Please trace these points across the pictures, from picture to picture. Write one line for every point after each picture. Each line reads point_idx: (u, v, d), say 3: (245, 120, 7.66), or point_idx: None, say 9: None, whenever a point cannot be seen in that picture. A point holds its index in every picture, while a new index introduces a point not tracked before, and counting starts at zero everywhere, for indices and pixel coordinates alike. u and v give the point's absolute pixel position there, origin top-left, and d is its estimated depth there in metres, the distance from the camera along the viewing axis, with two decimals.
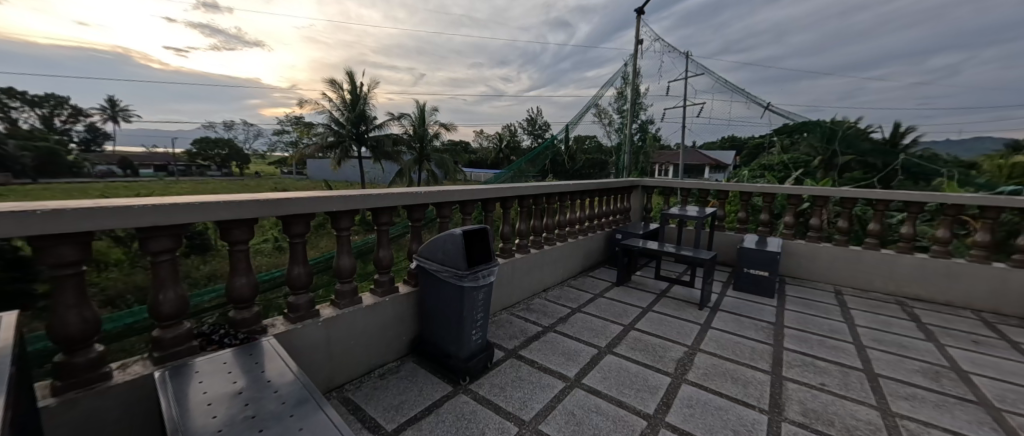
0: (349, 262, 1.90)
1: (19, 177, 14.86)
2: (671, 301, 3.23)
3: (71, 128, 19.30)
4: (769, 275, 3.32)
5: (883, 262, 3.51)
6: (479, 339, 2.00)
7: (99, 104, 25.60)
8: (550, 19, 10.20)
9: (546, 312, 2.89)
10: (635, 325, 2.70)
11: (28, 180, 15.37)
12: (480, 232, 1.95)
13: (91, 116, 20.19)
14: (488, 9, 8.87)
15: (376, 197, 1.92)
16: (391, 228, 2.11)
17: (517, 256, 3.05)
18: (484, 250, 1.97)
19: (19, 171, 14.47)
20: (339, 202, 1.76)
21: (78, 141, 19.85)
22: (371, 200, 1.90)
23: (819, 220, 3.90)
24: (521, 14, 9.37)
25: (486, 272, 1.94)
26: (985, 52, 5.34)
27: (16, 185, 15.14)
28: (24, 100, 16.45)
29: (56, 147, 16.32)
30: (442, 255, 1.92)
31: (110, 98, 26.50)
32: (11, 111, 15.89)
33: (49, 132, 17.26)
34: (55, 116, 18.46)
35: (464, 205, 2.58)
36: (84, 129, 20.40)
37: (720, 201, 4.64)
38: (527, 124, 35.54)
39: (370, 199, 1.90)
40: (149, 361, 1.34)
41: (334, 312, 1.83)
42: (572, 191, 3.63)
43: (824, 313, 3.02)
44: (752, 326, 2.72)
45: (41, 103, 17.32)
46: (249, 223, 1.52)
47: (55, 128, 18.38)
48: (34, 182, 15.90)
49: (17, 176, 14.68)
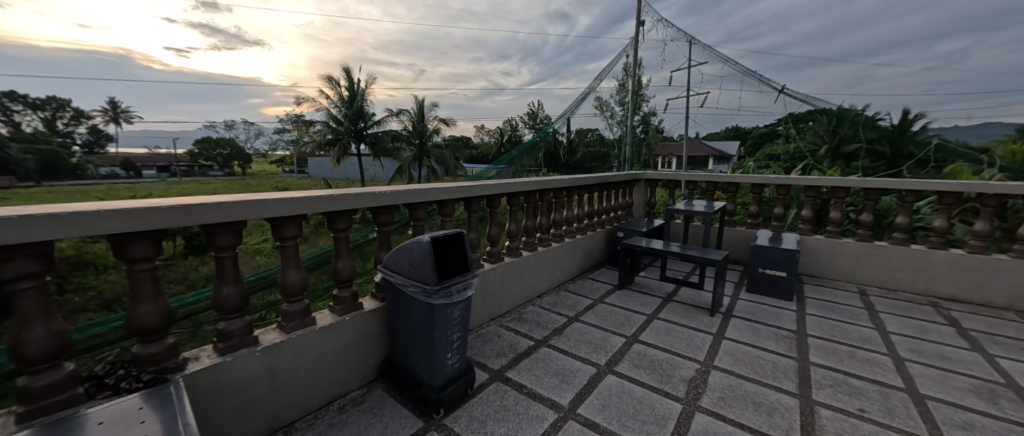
0: (298, 277, 1.60)
1: (21, 180, 14.86)
2: (678, 306, 2.92)
3: (74, 130, 19.27)
4: (785, 275, 3.02)
5: (912, 259, 3.18)
6: (456, 363, 1.71)
7: (101, 106, 25.61)
8: (550, 12, 9.85)
9: (539, 322, 2.59)
10: (639, 337, 2.40)
11: (31, 182, 15.44)
12: (453, 238, 1.67)
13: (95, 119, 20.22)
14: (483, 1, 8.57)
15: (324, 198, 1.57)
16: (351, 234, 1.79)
17: (507, 261, 2.75)
18: (460, 259, 1.68)
19: (23, 174, 14.55)
20: (277, 207, 1.44)
21: (81, 143, 19.91)
22: (316, 203, 1.57)
23: (839, 214, 3.56)
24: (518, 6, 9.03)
25: (461, 286, 1.64)
26: (999, 35, 5.09)
27: (20, 187, 15.23)
28: (25, 103, 16.48)
29: (59, 149, 16.32)
30: (408, 267, 1.61)
31: (110, 100, 26.41)
32: (14, 114, 15.90)
33: (52, 135, 17.28)
34: (58, 119, 18.50)
35: (443, 205, 2.27)
36: (86, 132, 20.41)
37: (732, 194, 4.27)
38: (529, 118, 34.34)
39: (314, 202, 1.56)
40: (14, 417, 1.05)
41: (277, 337, 1.53)
42: (568, 186, 3.30)
43: (850, 317, 2.71)
44: (771, 336, 2.41)
45: (43, 106, 17.33)
46: (154, 236, 1.21)
47: (58, 131, 18.36)
48: (38, 185, 15.98)
49: (21, 179, 14.77)
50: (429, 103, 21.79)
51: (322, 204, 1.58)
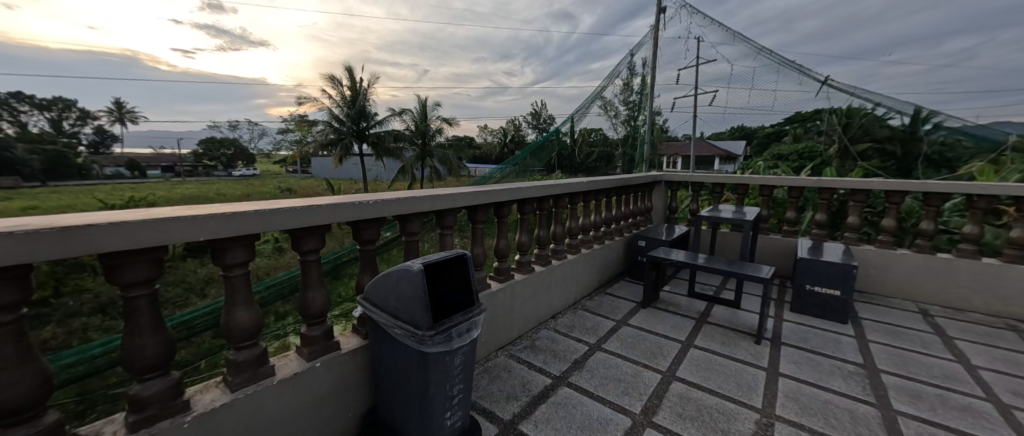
0: (248, 316, 1.20)
1: (27, 179, 14.87)
2: (714, 329, 2.53)
3: (79, 131, 18.85)
4: (841, 294, 2.61)
5: (986, 274, 2.76)
6: (456, 423, 1.33)
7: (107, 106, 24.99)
8: (555, 11, 9.50)
9: (556, 351, 2.21)
10: (677, 372, 2.02)
11: (37, 182, 15.30)
12: (452, 263, 1.28)
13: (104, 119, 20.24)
14: (488, 1, 8.29)
15: (281, 211, 1.17)
16: (323, 258, 1.38)
17: (517, 278, 2.35)
18: (461, 291, 1.29)
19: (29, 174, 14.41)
20: (211, 227, 1.04)
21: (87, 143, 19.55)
22: (272, 220, 1.16)
23: (893, 221, 3.17)
24: (524, 6, 8.72)
25: (463, 327, 1.25)
26: None
27: (25, 188, 15.08)
28: (33, 104, 16.00)
29: (65, 150, 16.51)
30: (394, 303, 1.22)
31: (115, 100, 25.45)
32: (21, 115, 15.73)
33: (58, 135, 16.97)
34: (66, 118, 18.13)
35: (441, 216, 1.87)
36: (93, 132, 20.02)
37: (765, 199, 3.77)
38: (532, 118, 33.21)
39: (270, 218, 1.15)
40: None
41: (217, 398, 1.13)
42: (585, 190, 2.90)
43: (922, 346, 2.31)
44: (837, 373, 2.02)
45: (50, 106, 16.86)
46: (11, 276, 0.82)
47: (65, 131, 18.01)
48: (43, 185, 15.84)
49: (26, 180, 14.62)
50: (431, 102, 21.49)
51: (280, 220, 1.18)
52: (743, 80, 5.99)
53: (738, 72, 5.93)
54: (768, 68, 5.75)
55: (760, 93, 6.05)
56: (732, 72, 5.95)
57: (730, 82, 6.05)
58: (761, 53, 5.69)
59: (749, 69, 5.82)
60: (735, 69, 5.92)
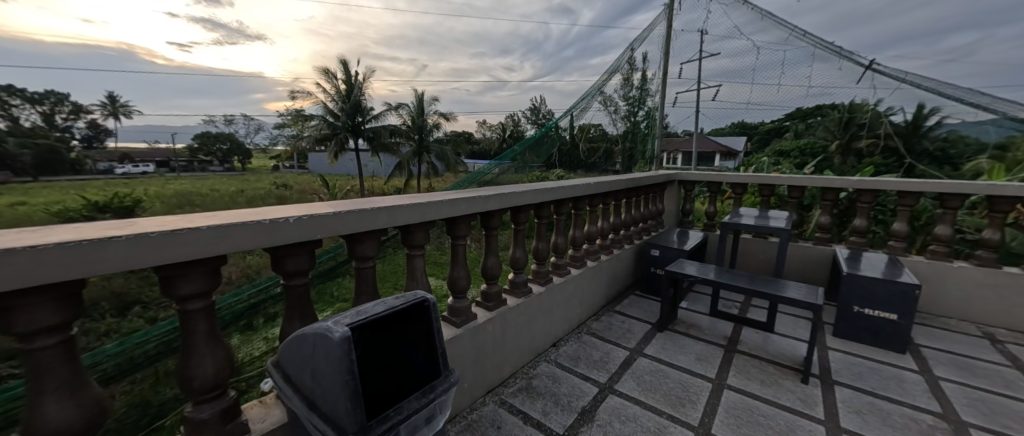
0: (66, 410, 0.76)
1: (18, 174, 14.27)
2: (748, 361, 2.10)
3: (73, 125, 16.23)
4: (896, 319, 2.18)
5: None
6: None
7: (98, 100, 23.21)
8: (555, 6, 9.07)
9: (558, 395, 1.78)
10: (712, 429, 1.59)
11: (26, 178, 14.80)
12: (404, 317, 0.85)
13: (95, 114, 19.60)
14: None
15: (116, 241, 0.72)
16: (214, 306, 0.93)
17: (509, 304, 1.90)
18: (417, 355, 0.86)
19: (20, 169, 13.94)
20: None
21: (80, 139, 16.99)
22: (99, 259, 0.71)
23: (949, 228, 2.74)
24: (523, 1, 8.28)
25: (421, 417, 0.81)
26: None
27: (14, 183, 14.57)
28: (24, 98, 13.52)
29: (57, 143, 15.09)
30: (310, 382, 0.78)
31: (109, 94, 23.34)
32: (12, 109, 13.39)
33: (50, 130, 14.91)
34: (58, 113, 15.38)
35: (407, 234, 1.41)
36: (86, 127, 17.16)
37: (794, 202, 3.33)
38: (531, 114, 32.81)
39: (97, 256, 0.71)
40: None
41: None
42: (592, 193, 2.47)
43: (1005, 387, 1.89)
44: (915, 430, 1.59)
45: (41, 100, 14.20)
46: None
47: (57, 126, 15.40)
48: (34, 180, 15.36)
49: (16, 174, 14.13)
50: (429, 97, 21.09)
51: (116, 256, 0.73)
52: (771, 66, 4.44)
53: (766, 57, 4.34)
54: (802, 53, 4.27)
55: (790, 87, 4.63)
56: (757, 59, 4.36)
57: (755, 70, 4.51)
58: (796, 33, 4.08)
59: (779, 56, 4.29)
60: (761, 56, 4.32)
